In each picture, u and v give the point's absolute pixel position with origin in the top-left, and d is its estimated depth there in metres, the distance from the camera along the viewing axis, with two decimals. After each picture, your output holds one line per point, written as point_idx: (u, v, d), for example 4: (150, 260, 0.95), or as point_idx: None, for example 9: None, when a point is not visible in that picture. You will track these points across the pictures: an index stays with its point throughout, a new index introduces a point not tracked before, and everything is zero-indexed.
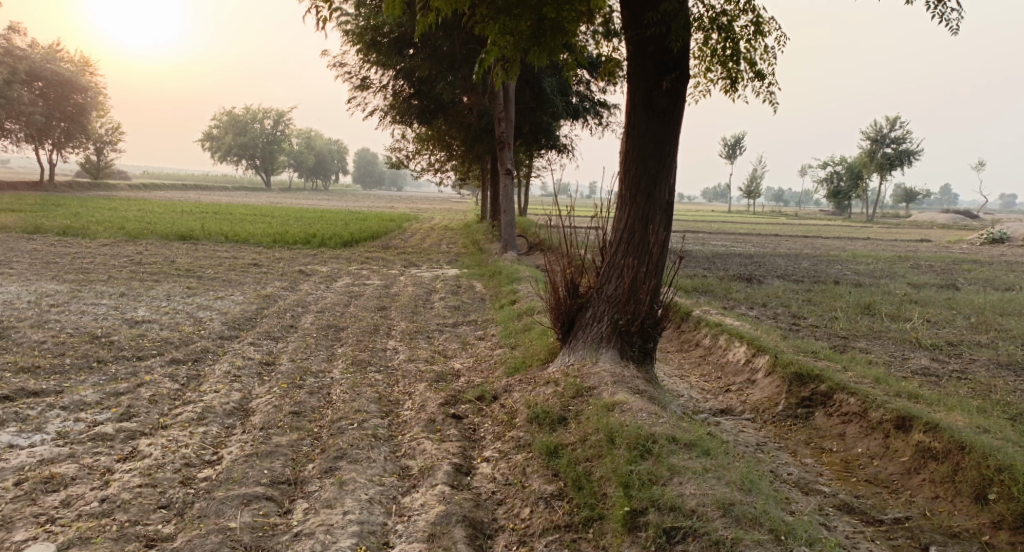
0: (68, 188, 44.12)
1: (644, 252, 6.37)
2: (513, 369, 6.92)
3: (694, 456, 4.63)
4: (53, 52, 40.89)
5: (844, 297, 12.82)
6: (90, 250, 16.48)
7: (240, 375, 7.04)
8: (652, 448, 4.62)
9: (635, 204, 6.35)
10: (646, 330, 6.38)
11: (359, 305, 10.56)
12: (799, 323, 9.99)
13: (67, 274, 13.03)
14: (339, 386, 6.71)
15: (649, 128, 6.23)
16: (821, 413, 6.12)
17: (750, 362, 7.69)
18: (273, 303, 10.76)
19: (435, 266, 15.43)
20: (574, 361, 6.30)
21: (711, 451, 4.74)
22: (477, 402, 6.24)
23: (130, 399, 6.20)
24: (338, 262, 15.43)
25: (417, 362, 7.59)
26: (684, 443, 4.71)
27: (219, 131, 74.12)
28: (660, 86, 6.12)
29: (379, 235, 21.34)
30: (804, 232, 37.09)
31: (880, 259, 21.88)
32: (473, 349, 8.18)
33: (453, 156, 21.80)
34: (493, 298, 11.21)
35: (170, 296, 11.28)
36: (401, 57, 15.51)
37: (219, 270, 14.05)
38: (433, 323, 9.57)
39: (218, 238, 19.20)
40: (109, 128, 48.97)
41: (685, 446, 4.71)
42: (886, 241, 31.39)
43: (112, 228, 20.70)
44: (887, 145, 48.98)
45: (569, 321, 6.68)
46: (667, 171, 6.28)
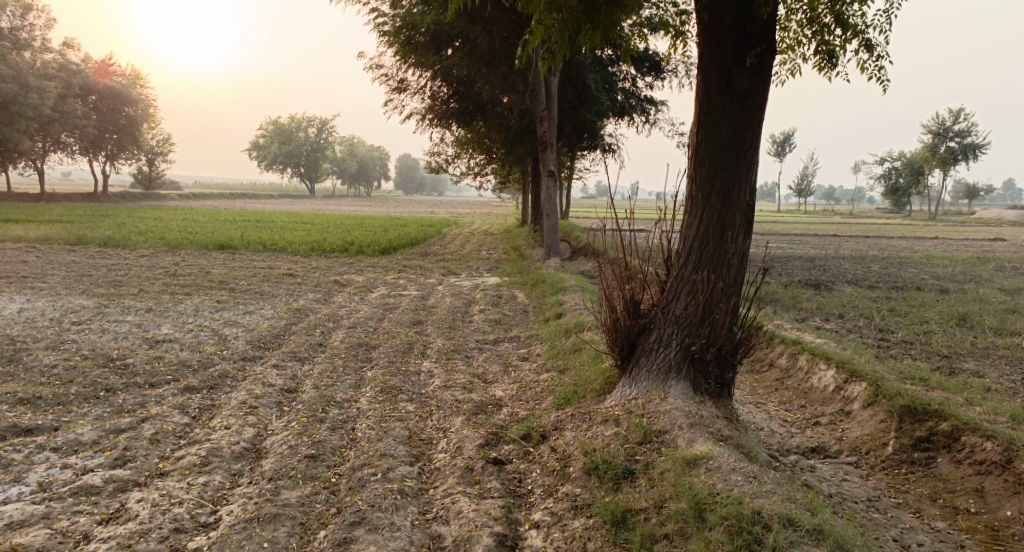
0: (120, 198, 44.75)
1: (720, 264, 5.35)
2: (564, 400, 5.98)
3: (822, 550, 3.68)
4: (105, 66, 41.63)
5: (931, 306, 11.56)
6: (127, 261, 16.08)
7: (257, 407, 6.22)
8: (763, 539, 3.71)
9: (709, 205, 5.34)
10: (724, 358, 5.35)
11: (394, 319, 9.74)
12: (889, 339, 8.87)
13: (99, 288, 12.52)
14: (365, 420, 5.86)
15: (726, 115, 5.22)
16: (947, 460, 5.15)
17: (841, 389, 6.63)
18: (303, 318, 9.99)
19: (474, 273, 14.61)
20: (637, 394, 5.32)
21: (843, 542, 3.76)
22: (522, 442, 5.32)
23: (128, 437, 5.44)
24: (375, 271, 14.72)
25: (454, 389, 6.68)
26: (806, 530, 3.76)
27: (265, 140, 74.86)
28: (741, 64, 5.11)
29: (417, 241, 20.58)
30: (864, 232, 35.30)
31: (958, 260, 20.31)
32: (516, 373, 7.24)
33: (492, 159, 20.99)
34: (537, 311, 10.25)
35: (197, 311, 10.61)
36: (439, 56, 14.68)
37: (253, 281, 13.43)
38: (472, 340, 8.66)
39: (256, 247, 18.68)
40: (160, 141, 49.70)
41: (807, 533, 3.76)
42: (956, 240, 29.54)
43: (153, 238, 20.35)
44: (950, 139, 46.53)
45: (630, 345, 5.69)
46: (747, 167, 5.26)
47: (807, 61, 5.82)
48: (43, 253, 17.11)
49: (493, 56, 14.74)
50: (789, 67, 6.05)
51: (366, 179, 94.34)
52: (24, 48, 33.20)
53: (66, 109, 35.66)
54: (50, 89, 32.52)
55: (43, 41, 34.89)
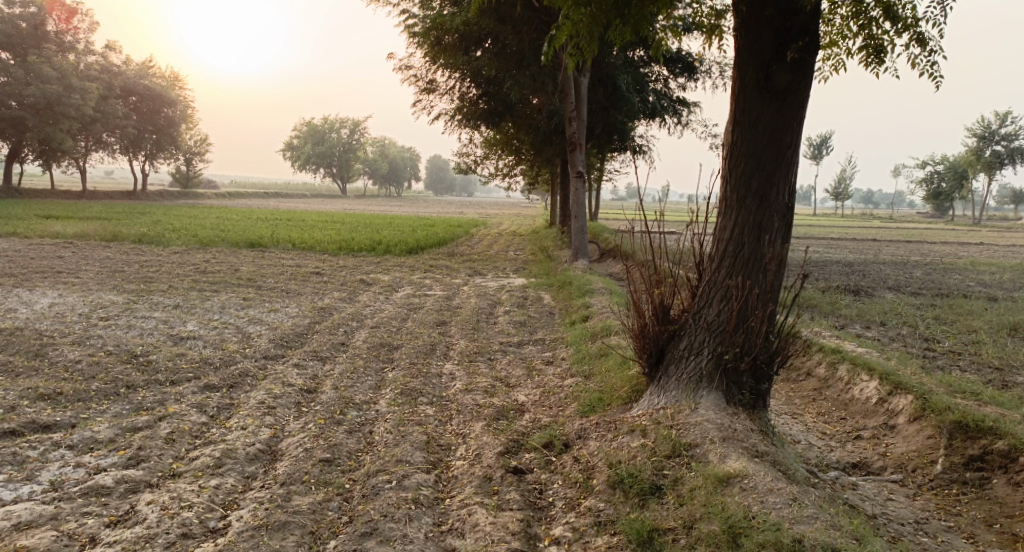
0: (158, 196, 45.49)
1: (757, 269, 5.08)
2: (588, 408, 5.74)
3: None
4: (145, 67, 42.37)
5: (977, 315, 11.09)
6: (159, 258, 16.20)
7: (275, 407, 6.08)
8: None
9: (745, 208, 5.07)
10: (759, 368, 5.07)
11: (417, 320, 9.58)
12: (933, 350, 8.49)
13: (129, 284, 12.57)
14: (383, 423, 5.70)
15: (764, 113, 4.95)
16: (1003, 482, 4.97)
17: (885, 401, 6.39)
18: (327, 317, 9.88)
19: (502, 274, 14.43)
20: (666, 404, 5.07)
21: None
22: (544, 451, 5.10)
23: (143, 436, 5.33)
24: (402, 271, 14.62)
25: (475, 393, 6.48)
26: None
27: (300, 140, 75.63)
28: (781, 58, 4.83)
29: (446, 241, 20.46)
30: (904, 237, 34.36)
31: (1005, 267, 19.60)
32: (540, 377, 7.02)
33: (521, 160, 20.80)
34: (563, 313, 10.02)
35: (223, 308, 10.56)
36: (469, 56, 14.52)
37: (280, 279, 13.41)
38: (496, 342, 8.46)
39: (286, 245, 18.73)
40: (198, 140, 50.48)
41: None
42: (1001, 246, 28.58)
43: (186, 236, 20.53)
44: (996, 142, 45.14)
45: (659, 353, 5.43)
46: (786, 167, 4.98)
47: (852, 56, 5.51)
48: (79, 249, 17.31)
49: (522, 56, 14.51)
50: (834, 62, 5.74)
51: (398, 179, 94.84)
52: (68, 49, 33.89)
53: (107, 109, 36.29)
54: (92, 89, 33.14)
55: (86, 42, 35.57)
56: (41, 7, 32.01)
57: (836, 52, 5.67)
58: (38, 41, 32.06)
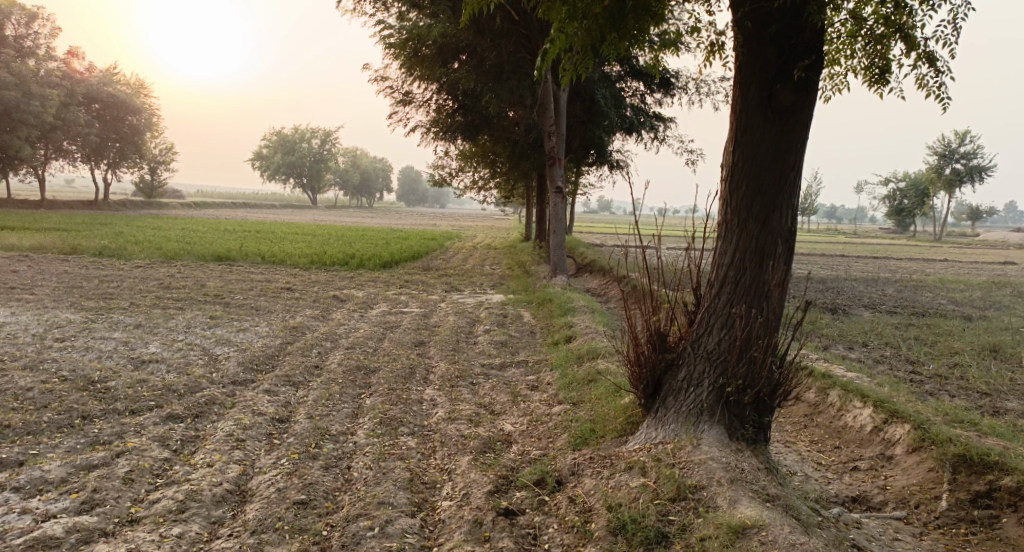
0: (120, 206, 44.26)
1: (758, 296, 4.86)
2: (580, 440, 5.46)
3: None
4: (109, 74, 41.30)
5: (956, 335, 11.06)
6: (121, 272, 15.54)
7: (244, 440, 5.67)
8: None
9: (746, 232, 4.85)
10: (762, 401, 4.83)
11: (394, 340, 9.20)
12: (920, 373, 8.38)
13: (87, 301, 11.95)
14: (362, 458, 5.34)
15: (767, 133, 4.74)
16: (1013, 522, 4.83)
17: (881, 430, 6.21)
18: (299, 337, 9.44)
19: (478, 290, 14.12)
20: (665, 439, 4.81)
21: None
22: (536, 489, 4.81)
23: (98, 476, 4.88)
24: (376, 286, 14.21)
25: (459, 422, 6.14)
26: None
27: (268, 150, 74.55)
28: (786, 77, 4.64)
29: (420, 255, 20.06)
30: (871, 252, 34.79)
31: (972, 284, 19.83)
32: (526, 404, 6.69)
33: (496, 173, 20.53)
34: (545, 333, 9.71)
35: (188, 328, 10.05)
36: (446, 69, 14.22)
37: (249, 295, 12.90)
38: (478, 364, 8.12)
39: (255, 259, 18.18)
40: (163, 148, 49.38)
41: None
42: (966, 263, 29.05)
43: (149, 248, 19.81)
44: (956, 161, 46.11)
45: (655, 383, 5.16)
46: (789, 190, 4.79)
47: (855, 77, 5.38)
48: (35, 263, 16.54)
49: (501, 70, 14.26)
50: (835, 85, 5.61)
51: (369, 190, 93.99)
52: (28, 55, 32.83)
53: (69, 117, 35.23)
54: (52, 96, 32.10)
55: (47, 48, 34.56)
56: None
57: (839, 73, 5.54)
58: None
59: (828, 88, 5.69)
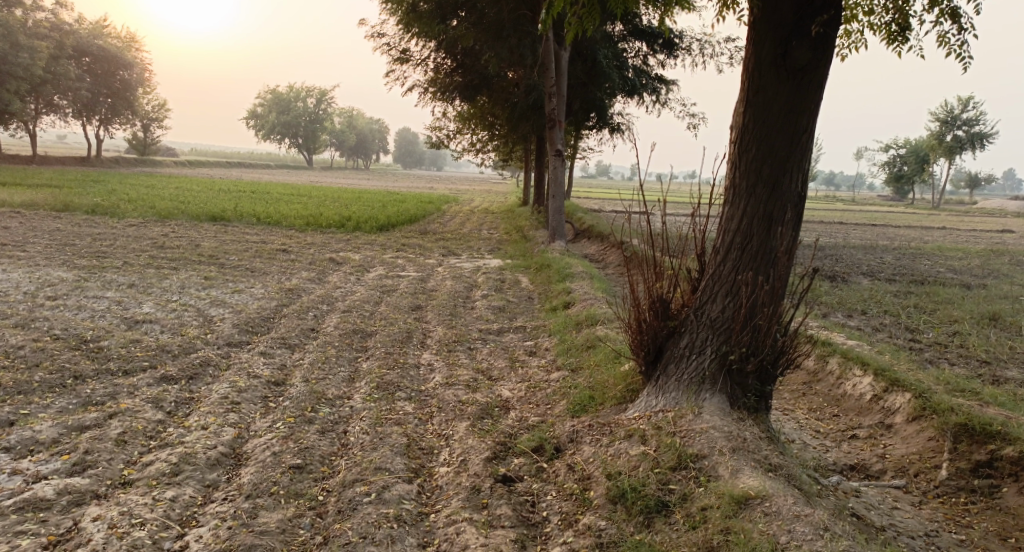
0: (114, 164, 43.75)
1: (765, 263, 4.78)
2: (579, 407, 5.41)
3: None
4: (101, 27, 40.47)
5: (955, 304, 11.02)
6: (114, 231, 15.35)
7: (239, 403, 5.59)
8: None
9: (754, 196, 4.76)
10: (765, 370, 4.77)
11: (391, 304, 9.11)
12: (920, 341, 8.35)
13: (80, 260, 11.80)
14: (358, 422, 5.27)
15: (779, 93, 4.64)
16: (1013, 492, 4.81)
17: (880, 398, 6.17)
18: (295, 300, 9.34)
19: (476, 254, 14.00)
20: (665, 407, 4.76)
21: None
22: (535, 456, 4.77)
23: (91, 438, 4.81)
24: (372, 249, 14.08)
25: (456, 387, 6.07)
26: None
27: (263, 109, 73.62)
28: (801, 35, 4.53)
29: (416, 218, 19.87)
30: (869, 220, 34.64)
31: (971, 253, 19.77)
32: (524, 370, 6.63)
33: (494, 135, 20.26)
34: (543, 298, 9.63)
35: (182, 289, 9.93)
36: (445, 26, 13.87)
37: (244, 256, 12.76)
38: (475, 329, 8.05)
39: (250, 219, 17.99)
40: (156, 106, 48.67)
41: None
42: (964, 231, 29.00)
43: (143, 207, 19.56)
44: (957, 128, 45.76)
45: (657, 350, 5.10)
46: (800, 153, 4.69)
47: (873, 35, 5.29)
48: (27, 220, 16.32)
49: (501, 27, 13.95)
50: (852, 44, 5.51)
51: (365, 151, 93.12)
52: (16, 6, 32.10)
53: (59, 71, 34.60)
54: (42, 50, 31.47)
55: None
56: None
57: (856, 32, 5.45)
58: None
59: (845, 48, 5.59)
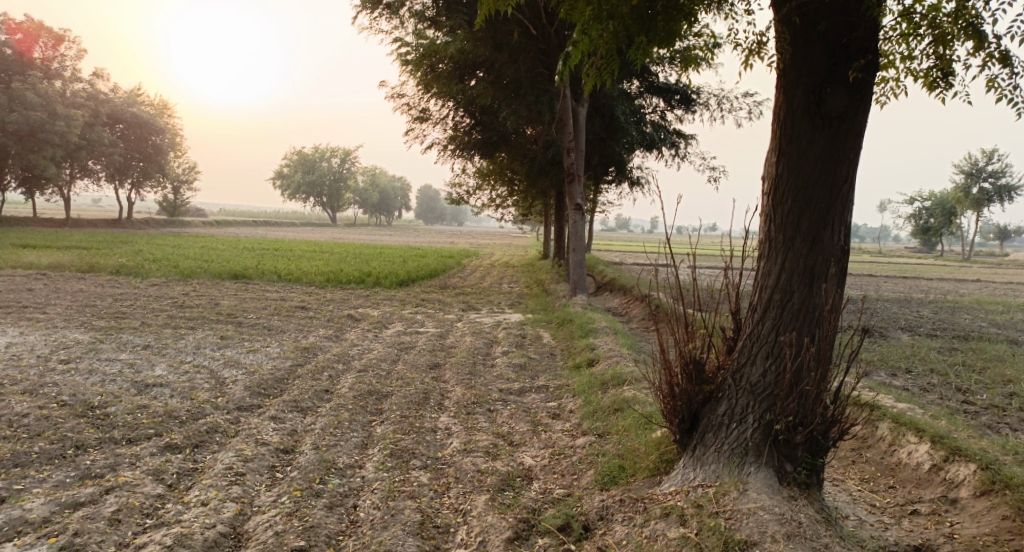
0: (143, 225, 44.48)
1: (807, 323, 4.38)
2: (608, 478, 4.98)
3: None
4: (134, 94, 41.65)
5: (1001, 360, 10.42)
6: (135, 291, 15.27)
7: (244, 474, 5.22)
8: None
9: (793, 250, 4.38)
10: (814, 440, 4.33)
11: (409, 362, 8.75)
12: (969, 402, 7.79)
13: (97, 321, 11.64)
14: (369, 496, 4.87)
15: (815, 140, 4.30)
16: None
17: (941, 469, 5.70)
18: (310, 359, 9.01)
19: (497, 309, 13.69)
20: (705, 482, 4.32)
21: None
22: (561, 536, 4.35)
23: (82, 516, 4.48)
24: (392, 305, 13.83)
25: (475, 455, 5.65)
26: None
27: (290, 169, 75.01)
28: (837, 80, 4.22)
29: (438, 273, 19.67)
30: (899, 272, 33.86)
31: (1009, 305, 19.07)
32: (547, 434, 6.20)
33: (515, 191, 20.16)
34: (566, 355, 9.21)
35: (197, 349, 9.68)
36: (464, 85, 13.87)
37: (262, 315, 12.55)
38: (495, 389, 7.64)
39: (272, 278, 17.87)
40: (186, 168, 49.74)
41: None
42: (998, 284, 28.14)
43: (166, 267, 19.56)
44: (984, 179, 45.11)
45: (691, 418, 4.67)
46: (842, 204, 4.33)
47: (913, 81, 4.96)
48: (51, 281, 16.32)
49: (520, 85, 13.80)
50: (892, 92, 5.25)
51: (389, 209, 94.23)
52: (55, 77, 33.21)
53: (93, 137, 35.50)
54: (77, 117, 32.32)
55: (73, 70, 34.89)
56: (28, 34, 31.34)
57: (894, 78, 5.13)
58: (24, 68, 31.31)
59: (882, 95, 5.28)
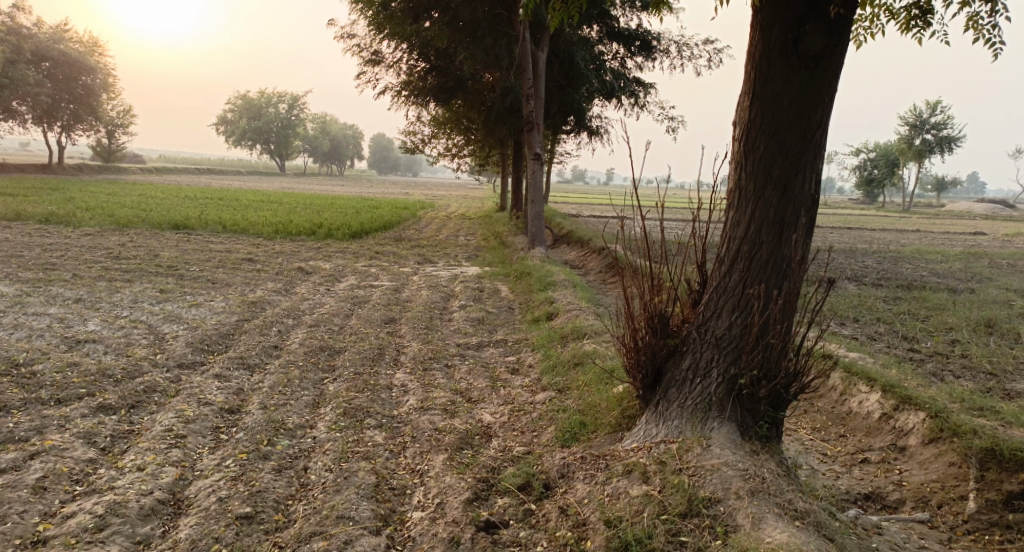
0: (77, 171, 42.38)
1: (774, 274, 4.28)
2: (569, 436, 4.88)
3: None
4: (62, 31, 39.18)
5: (946, 309, 10.69)
6: (68, 242, 14.48)
7: (185, 436, 4.93)
8: None
9: (763, 199, 4.26)
10: (778, 395, 4.26)
11: (362, 317, 8.48)
12: (919, 350, 7.95)
13: (26, 273, 10.97)
14: (321, 457, 4.67)
15: (790, 84, 4.15)
16: None
17: (890, 418, 5.70)
18: (258, 314, 8.66)
19: (453, 262, 13.43)
20: (667, 437, 4.24)
21: None
22: (520, 495, 4.25)
23: (3, 485, 4.17)
24: (344, 257, 13.43)
25: (432, 413, 5.47)
26: None
27: (233, 114, 72.29)
28: (815, 18, 4.05)
29: (391, 224, 19.23)
30: (845, 223, 34.60)
31: (948, 255, 19.67)
32: (506, 390, 6.06)
33: (470, 140, 19.72)
34: (524, 309, 9.07)
35: (135, 303, 9.20)
36: (417, 27, 13.31)
37: (207, 267, 12.03)
38: (453, 344, 7.46)
39: (216, 228, 17.19)
40: (121, 111, 47.37)
41: None
42: (937, 234, 29.03)
43: (101, 216, 18.62)
44: (925, 132, 46.19)
45: (655, 373, 4.57)
46: (813, 151, 4.20)
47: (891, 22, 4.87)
48: None
49: (477, 26, 13.40)
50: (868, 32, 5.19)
51: (338, 157, 92.01)
52: None
53: (17, 76, 33.37)
54: None
55: None
56: None
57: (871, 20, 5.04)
58: None
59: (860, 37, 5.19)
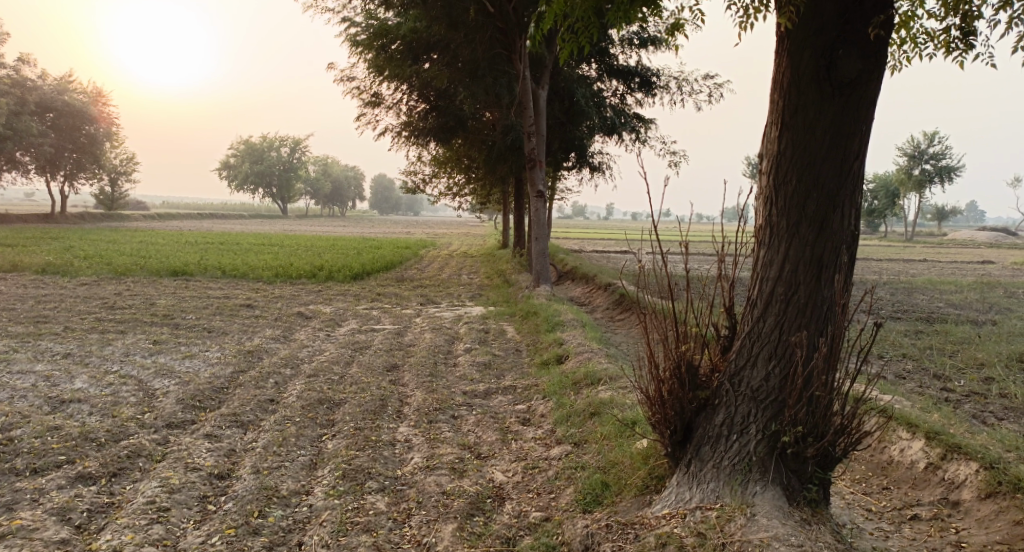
0: (78, 220, 42.27)
1: (814, 320, 3.88)
2: (590, 499, 4.45)
3: None
4: (65, 82, 39.46)
5: (971, 343, 10.22)
6: (62, 292, 14.12)
7: (168, 509, 4.48)
8: None
9: (798, 237, 3.87)
10: (825, 453, 3.84)
11: (364, 364, 8.05)
12: (953, 389, 7.49)
13: (15, 327, 10.57)
14: (317, 531, 4.25)
15: (824, 111, 3.79)
16: None
17: (938, 468, 5.26)
18: (254, 364, 8.23)
19: (457, 302, 13.05)
20: (704, 503, 3.81)
21: None
22: None
23: None
24: (345, 300, 13.04)
25: (439, 473, 5.01)
26: None
27: (235, 159, 72.67)
28: (849, 41, 3.71)
29: (393, 265, 18.87)
30: None
31: (961, 285, 19.19)
32: (518, 444, 5.61)
33: (472, 178, 19.48)
34: (532, 351, 8.63)
35: (126, 356, 8.79)
36: (416, 67, 13.12)
37: (203, 314, 11.63)
38: (459, 392, 7.01)
39: (214, 274, 16.85)
40: (124, 159, 47.54)
41: None
42: (945, 263, 28.57)
43: (98, 264, 18.27)
44: (925, 161, 46.06)
45: (685, 429, 4.12)
46: (851, 183, 3.83)
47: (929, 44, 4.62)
48: None
49: (476, 67, 13.20)
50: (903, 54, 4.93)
51: (340, 199, 92.27)
52: None
53: (20, 126, 33.49)
54: None
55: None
56: None
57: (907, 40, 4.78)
58: None
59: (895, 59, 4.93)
